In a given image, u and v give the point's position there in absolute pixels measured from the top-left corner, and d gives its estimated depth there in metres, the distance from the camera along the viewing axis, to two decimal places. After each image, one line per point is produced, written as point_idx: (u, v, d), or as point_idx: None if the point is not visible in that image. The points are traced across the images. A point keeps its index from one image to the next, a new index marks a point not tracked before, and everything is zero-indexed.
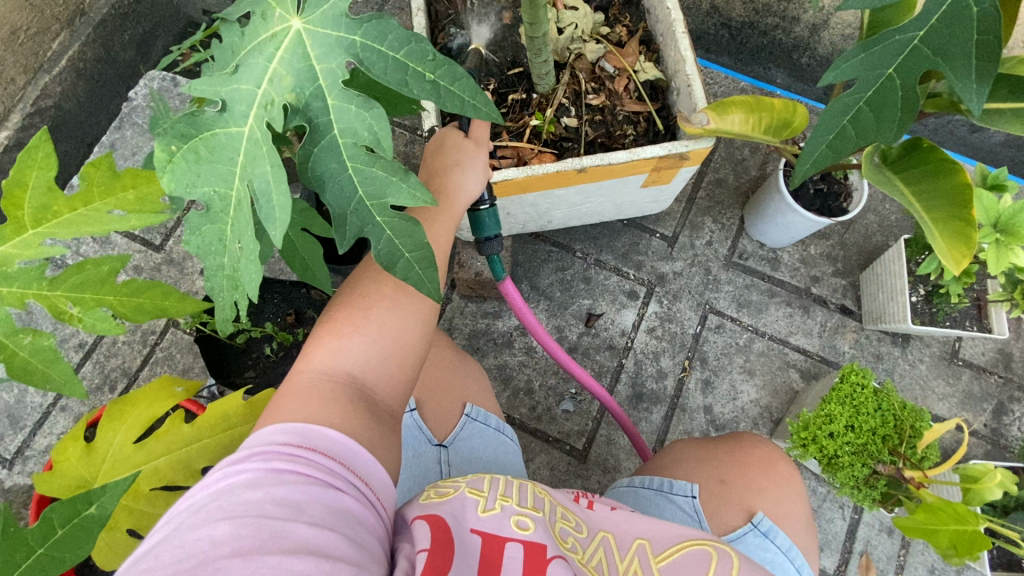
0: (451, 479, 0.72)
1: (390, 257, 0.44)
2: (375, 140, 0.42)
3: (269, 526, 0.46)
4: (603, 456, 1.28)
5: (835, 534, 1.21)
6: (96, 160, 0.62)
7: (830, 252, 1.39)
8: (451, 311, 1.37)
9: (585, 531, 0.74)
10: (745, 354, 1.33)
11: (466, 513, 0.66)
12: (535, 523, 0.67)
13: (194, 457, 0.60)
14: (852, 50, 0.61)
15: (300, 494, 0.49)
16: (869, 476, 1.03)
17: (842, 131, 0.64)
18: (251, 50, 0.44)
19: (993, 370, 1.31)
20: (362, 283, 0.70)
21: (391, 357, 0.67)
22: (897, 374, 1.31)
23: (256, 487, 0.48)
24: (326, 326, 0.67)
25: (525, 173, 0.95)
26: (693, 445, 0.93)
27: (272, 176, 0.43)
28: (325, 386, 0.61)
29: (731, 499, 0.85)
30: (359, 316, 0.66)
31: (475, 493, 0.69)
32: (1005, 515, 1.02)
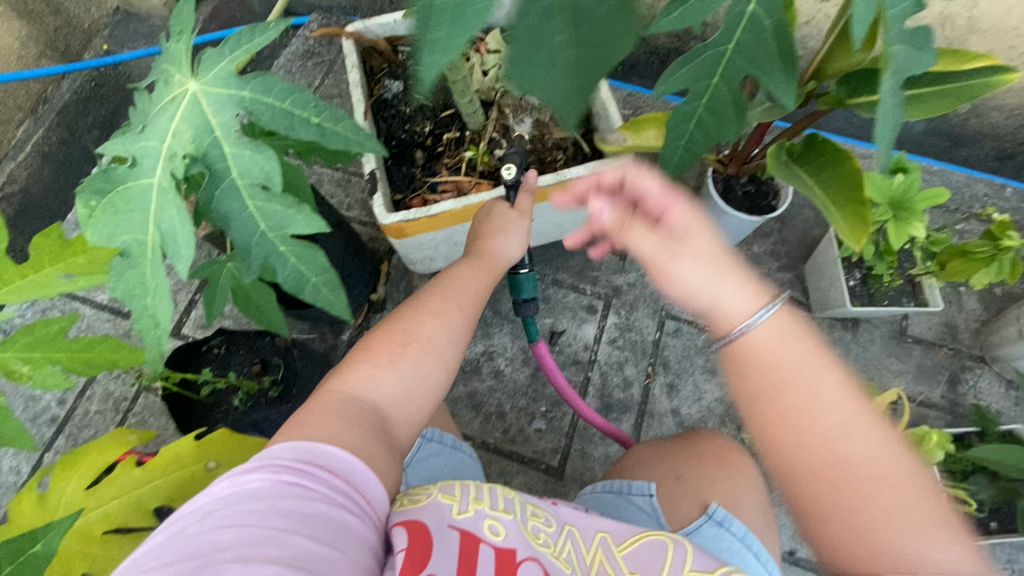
0: (422, 487, 0.72)
1: (297, 283, 0.50)
2: (267, 179, 0.46)
3: (270, 537, 0.52)
4: (579, 471, 1.30)
5: None
6: (47, 229, 0.66)
7: (773, 248, 1.46)
8: None
9: (554, 525, 0.75)
10: (705, 353, 1.37)
11: (443, 513, 0.68)
12: (506, 528, 0.70)
13: (146, 498, 0.62)
14: (674, 64, 0.51)
15: (303, 507, 0.55)
16: None
17: (692, 137, 0.58)
18: (155, 111, 0.49)
19: (941, 343, 1.37)
20: (404, 319, 0.80)
21: (416, 391, 0.75)
22: (852, 357, 1.36)
23: (263, 499, 0.54)
24: (364, 353, 0.75)
25: (461, 204, 1.01)
26: (653, 446, 0.97)
27: (176, 219, 0.48)
28: (354, 406, 0.69)
29: (688, 495, 0.87)
30: (396, 351, 0.75)
31: (449, 497, 0.70)
32: (965, 479, 1.06)
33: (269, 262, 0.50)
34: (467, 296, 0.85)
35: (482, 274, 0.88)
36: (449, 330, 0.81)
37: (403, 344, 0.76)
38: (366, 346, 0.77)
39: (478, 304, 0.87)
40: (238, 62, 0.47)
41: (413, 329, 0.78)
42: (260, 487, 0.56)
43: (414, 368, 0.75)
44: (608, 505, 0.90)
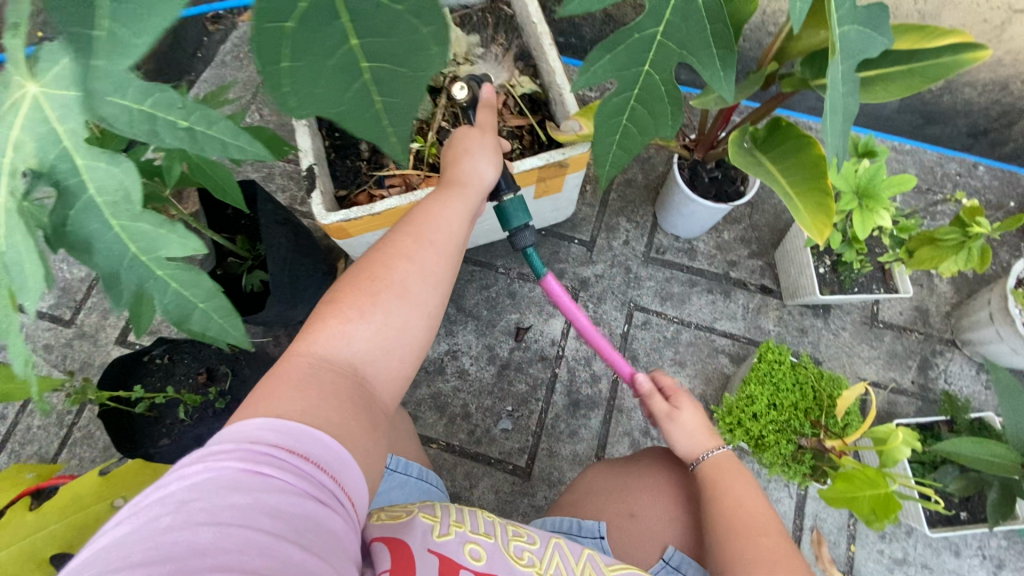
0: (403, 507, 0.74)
1: (181, 309, 0.48)
2: (127, 197, 0.41)
3: (253, 544, 0.45)
4: (547, 470, 1.26)
5: (784, 513, 1.21)
6: None
7: (743, 234, 1.41)
8: None
9: (537, 541, 0.75)
10: (674, 346, 1.34)
11: (423, 535, 0.67)
12: (486, 552, 0.69)
13: (41, 544, 0.56)
14: (593, 52, 0.46)
15: (288, 508, 0.49)
16: (795, 452, 1.03)
17: (626, 132, 0.52)
18: None
19: (912, 328, 1.35)
20: (373, 261, 0.71)
21: (394, 343, 0.69)
22: (823, 345, 1.34)
23: (243, 492, 0.48)
24: (330, 306, 0.67)
25: (406, 201, 0.94)
26: (599, 473, 0.95)
27: (24, 246, 0.42)
28: (326, 367, 0.62)
29: (643, 534, 0.86)
30: (367, 301, 0.67)
31: (430, 518, 0.71)
32: (934, 469, 1.05)
33: (146, 288, 0.46)
34: (449, 232, 0.75)
35: (463, 203, 0.77)
36: (427, 268, 0.72)
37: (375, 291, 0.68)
38: (332, 297, 0.69)
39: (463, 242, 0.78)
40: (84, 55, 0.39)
41: (382, 272, 0.70)
42: (242, 482, 0.48)
43: (389, 318, 0.68)
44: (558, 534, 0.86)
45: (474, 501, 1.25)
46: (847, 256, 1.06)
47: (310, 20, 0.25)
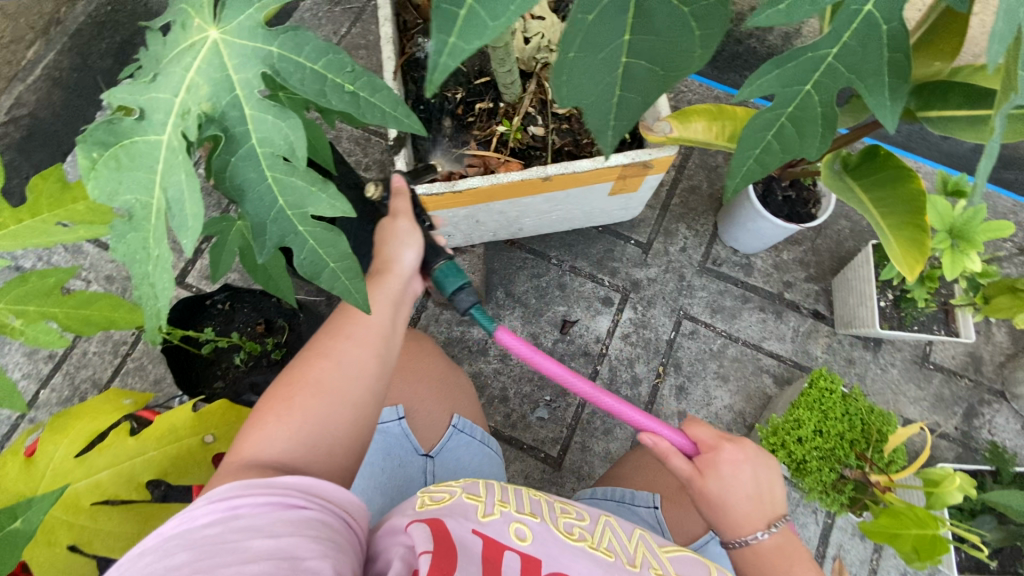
0: (446, 484, 0.73)
1: (313, 267, 0.46)
2: (289, 151, 0.43)
3: (230, 546, 0.49)
4: (578, 464, 1.28)
5: (809, 538, 1.21)
6: (47, 170, 0.61)
7: (803, 257, 1.40)
8: (427, 319, 1.37)
9: (587, 518, 0.74)
10: (718, 359, 1.33)
11: (466, 516, 0.67)
12: (532, 531, 0.68)
13: (138, 469, 0.62)
14: (763, 65, 0.48)
15: (264, 514, 0.53)
16: (836, 481, 1.03)
17: (768, 148, 0.53)
18: (171, 60, 0.45)
19: (963, 373, 1.33)
20: (295, 364, 0.68)
21: (322, 446, 0.64)
22: (869, 378, 1.32)
23: (215, 522, 0.51)
24: (256, 413, 0.65)
25: (487, 182, 0.95)
26: (644, 452, 0.95)
27: (184, 186, 0.44)
28: (248, 475, 0.58)
29: (690, 508, 0.88)
30: (283, 405, 0.63)
31: (473, 498, 0.70)
32: (972, 518, 1.03)
33: (283, 242, 0.47)
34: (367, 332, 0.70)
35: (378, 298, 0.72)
36: (347, 365, 0.67)
37: (293, 393, 0.65)
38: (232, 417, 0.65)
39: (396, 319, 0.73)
40: (266, 16, 0.44)
41: (301, 372, 0.67)
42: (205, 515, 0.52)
43: (308, 421, 0.63)
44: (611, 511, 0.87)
45: None
46: (918, 294, 1.04)
47: (607, 17, 0.38)
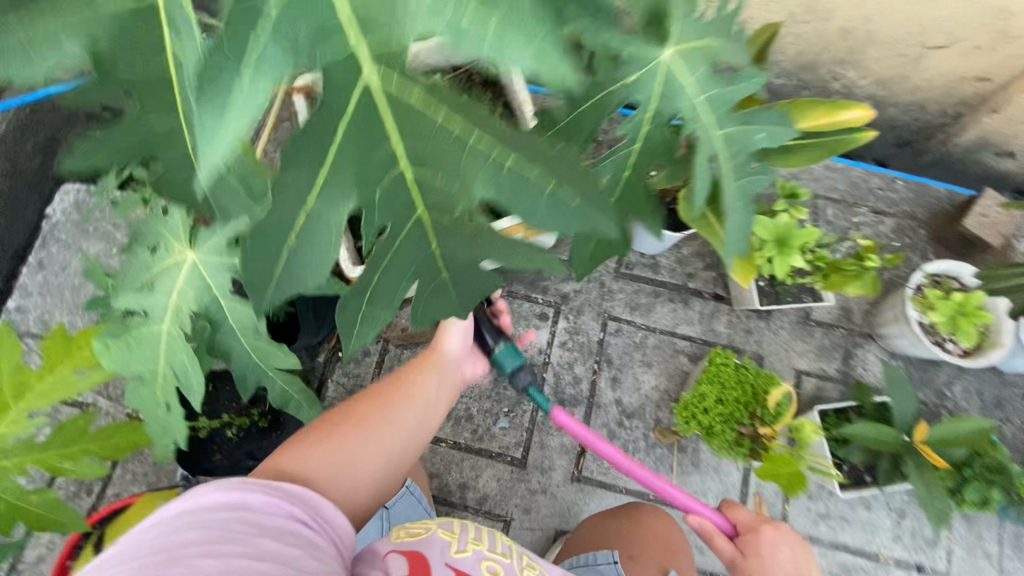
0: (425, 523, 0.97)
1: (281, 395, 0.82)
2: (254, 332, 0.75)
3: (238, 538, 0.68)
4: (539, 459, 1.51)
5: (732, 482, 1.48)
6: (50, 333, 0.75)
7: (699, 250, 1.65)
8: (390, 360, 1.55)
9: (539, 568, 0.99)
10: (642, 349, 1.58)
11: (442, 550, 0.90)
12: (497, 567, 0.92)
13: None
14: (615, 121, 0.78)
15: (266, 521, 0.73)
16: (738, 437, 1.29)
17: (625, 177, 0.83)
18: (162, 276, 0.72)
19: (838, 324, 1.62)
20: (345, 406, 0.99)
21: (354, 475, 0.91)
22: (765, 342, 1.60)
23: (221, 511, 0.71)
24: (304, 434, 0.93)
25: None
26: (602, 523, 1.28)
27: (187, 361, 0.75)
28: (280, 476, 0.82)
29: (640, 563, 1.20)
30: (325, 433, 0.92)
31: (448, 535, 0.94)
32: (844, 446, 1.31)
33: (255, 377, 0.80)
34: (412, 410, 1.02)
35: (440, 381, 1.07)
36: (382, 416, 0.98)
37: (334, 429, 0.93)
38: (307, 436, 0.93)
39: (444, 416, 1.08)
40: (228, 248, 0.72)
41: (347, 412, 0.97)
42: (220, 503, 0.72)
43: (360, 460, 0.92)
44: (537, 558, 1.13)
45: (480, 489, 1.49)
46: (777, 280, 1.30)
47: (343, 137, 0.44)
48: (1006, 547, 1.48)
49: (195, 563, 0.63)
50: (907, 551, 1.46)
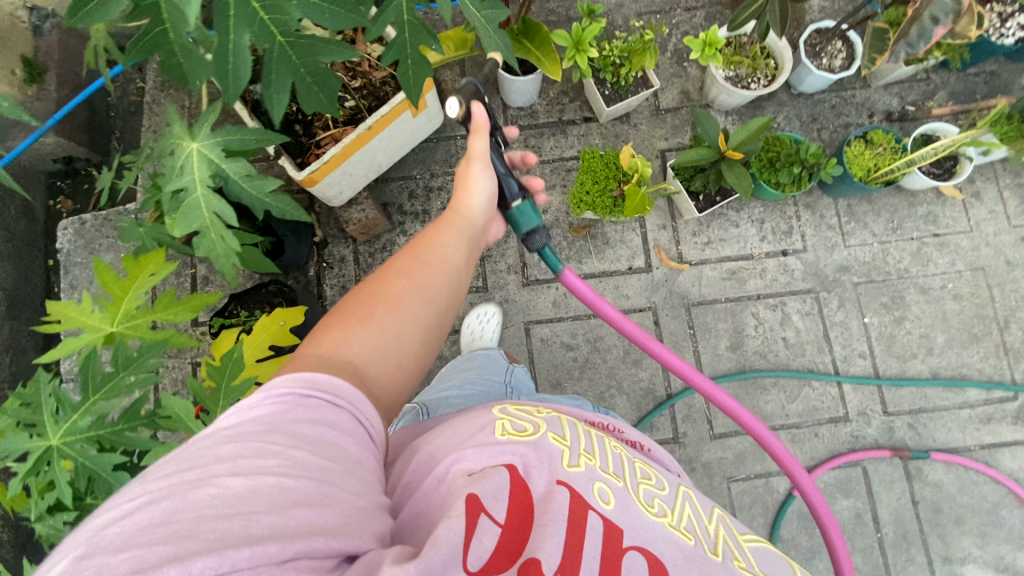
0: (609, 446, 1.03)
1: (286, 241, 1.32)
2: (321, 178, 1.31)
3: (273, 452, 0.68)
4: (497, 280, 1.99)
5: (636, 245, 1.99)
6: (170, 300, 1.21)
7: (562, 88, 2.08)
8: (362, 254, 2.01)
9: (665, 488, 1.01)
10: (544, 177, 2.04)
11: (557, 467, 0.91)
12: (611, 496, 0.89)
13: None
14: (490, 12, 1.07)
15: (304, 459, 0.70)
16: (615, 202, 1.78)
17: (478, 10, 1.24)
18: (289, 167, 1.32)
19: (683, 104, 2.08)
20: (380, 283, 1.07)
21: (392, 362, 0.99)
22: (631, 138, 2.06)
23: (267, 433, 0.71)
24: (376, 307, 1.03)
25: (341, 146, 1.55)
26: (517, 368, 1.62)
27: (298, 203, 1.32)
28: (353, 350, 0.95)
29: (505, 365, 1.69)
30: (401, 293, 1.06)
31: (563, 447, 0.95)
32: (692, 183, 1.79)
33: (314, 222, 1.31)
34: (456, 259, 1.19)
35: (457, 232, 1.24)
36: (431, 265, 1.14)
37: (395, 295, 1.05)
38: (413, 249, 1.16)
39: (453, 278, 1.17)
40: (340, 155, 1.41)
41: (401, 276, 1.09)
42: (263, 414, 0.74)
43: (422, 287, 1.09)
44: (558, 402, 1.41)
45: (460, 315, 1.98)
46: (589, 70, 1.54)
47: None
48: (842, 217, 1.98)
49: (222, 485, 0.63)
50: (772, 244, 1.97)
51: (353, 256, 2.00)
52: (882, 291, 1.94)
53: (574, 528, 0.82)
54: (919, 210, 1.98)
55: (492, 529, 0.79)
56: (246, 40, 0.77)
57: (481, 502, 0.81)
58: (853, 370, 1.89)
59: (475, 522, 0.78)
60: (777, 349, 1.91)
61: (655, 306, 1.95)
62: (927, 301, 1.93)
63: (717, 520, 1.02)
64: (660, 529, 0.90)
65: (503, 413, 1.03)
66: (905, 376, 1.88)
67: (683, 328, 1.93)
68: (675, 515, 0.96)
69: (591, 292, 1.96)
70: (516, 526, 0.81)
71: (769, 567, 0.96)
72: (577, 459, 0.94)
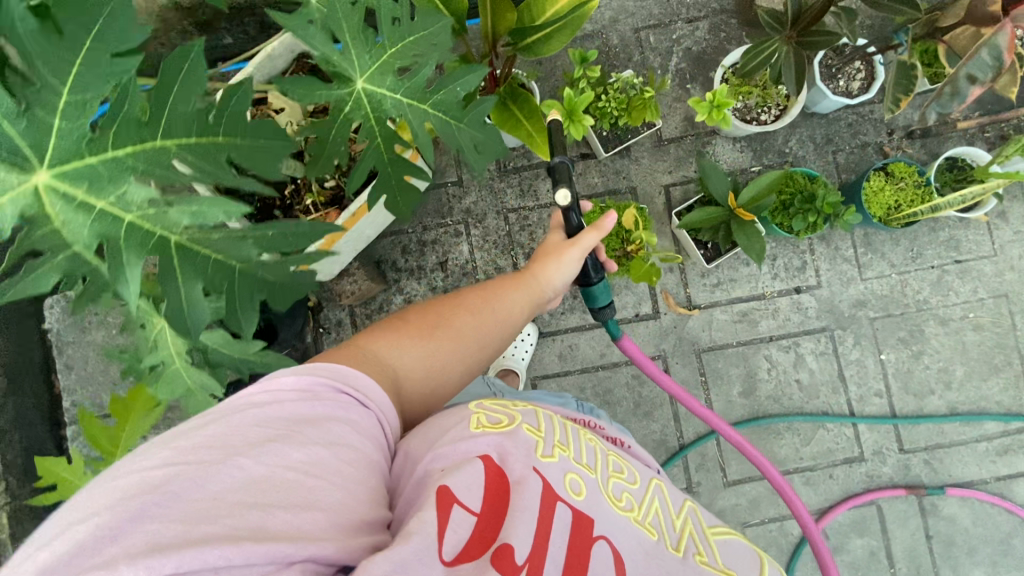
0: (589, 440, 1.07)
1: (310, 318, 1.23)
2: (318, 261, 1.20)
3: (287, 441, 0.76)
4: None
5: (643, 291, 1.90)
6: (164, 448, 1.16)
7: None
8: (358, 317, 1.93)
9: (638, 483, 1.03)
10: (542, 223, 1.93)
11: (531, 456, 0.94)
12: (581, 488, 0.93)
13: None
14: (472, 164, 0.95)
15: (309, 452, 0.76)
16: (620, 260, 1.68)
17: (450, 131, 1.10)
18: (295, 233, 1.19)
19: (687, 132, 1.93)
20: (451, 318, 1.14)
21: (437, 379, 1.09)
22: (633, 174, 1.92)
23: (289, 419, 0.80)
24: (442, 340, 1.11)
25: (325, 237, 1.44)
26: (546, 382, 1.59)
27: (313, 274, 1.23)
28: (405, 369, 1.05)
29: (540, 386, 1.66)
30: (464, 328, 1.14)
31: (537, 438, 0.98)
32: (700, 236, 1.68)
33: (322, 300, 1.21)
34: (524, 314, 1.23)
35: (532, 295, 1.25)
36: (497, 312, 1.19)
37: (457, 332, 1.13)
38: (482, 290, 1.21)
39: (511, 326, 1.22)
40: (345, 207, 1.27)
41: (466, 315, 1.15)
42: (288, 399, 0.82)
43: (484, 330, 1.16)
44: (538, 398, 1.39)
45: None
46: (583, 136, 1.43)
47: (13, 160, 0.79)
48: (859, 248, 1.87)
49: (241, 467, 0.71)
50: (785, 282, 1.88)
51: (350, 321, 1.93)
52: (899, 326, 1.86)
53: (542, 520, 0.86)
54: (940, 237, 1.87)
55: (466, 520, 0.82)
56: (200, 287, 0.80)
57: (455, 493, 0.84)
58: (869, 409, 1.85)
59: (449, 514, 0.81)
60: (790, 392, 1.86)
61: (665, 354, 1.89)
62: (947, 333, 1.86)
63: (688, 513, 1.04)
64: (626, 523, 0.92)
65: (476, 406, 1.05)
66: (922, 413, 1.84)
67: (694, 376, 1.88)
68: (643, 510, 0.98)
69: (597, 344, 1.90)
70: (490, 517, 0.84)
71: (735, 563, 0.98)
72: (551, 450, 0.97)
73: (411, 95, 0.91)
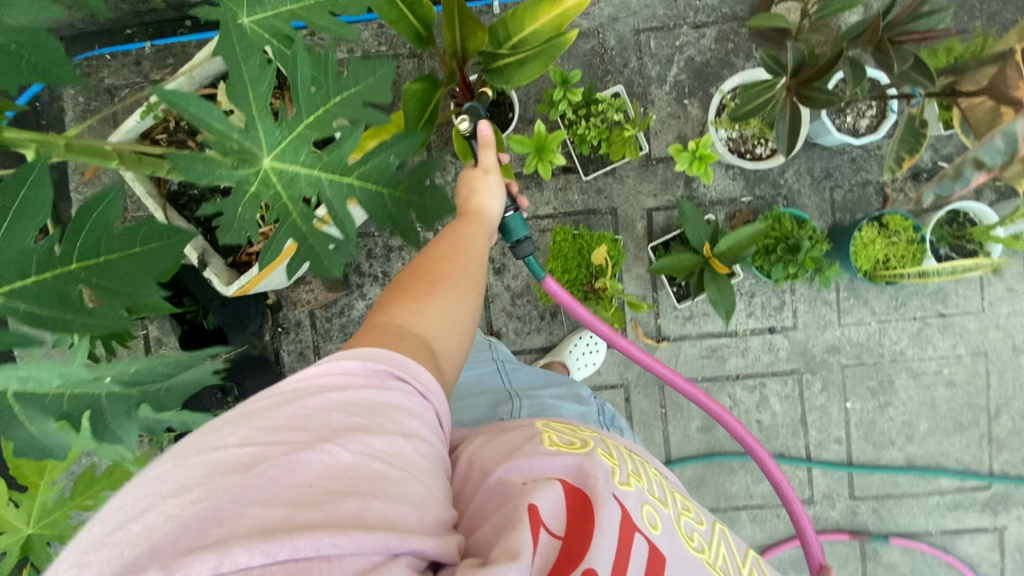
0: (650, 472, 1.05)
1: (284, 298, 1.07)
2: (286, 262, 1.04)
3: (369, 427, 0.74)
4: None
5: None
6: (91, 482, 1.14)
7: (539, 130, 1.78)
8: (320, 320, 1.89)
9: (703, 524, 1.03)
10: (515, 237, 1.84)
11: (608, 481, 0.91)
12: (658, 523, 0.92)
13: None
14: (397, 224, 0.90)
15: (387, 444, 0.74)
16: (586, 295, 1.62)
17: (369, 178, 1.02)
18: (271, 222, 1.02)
19: (677, 153, 1.80)
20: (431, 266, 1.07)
21: (455, 337, 1.02)
22: (615, 194, 1.81)
23: (356, 402, 0.76)
24: (432, 290, 1.03)
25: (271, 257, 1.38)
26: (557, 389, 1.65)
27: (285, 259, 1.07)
28: (420, 333, 0.96)
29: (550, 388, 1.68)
30: (451, 276, 1.07)
31: (611, 464, 0.96)
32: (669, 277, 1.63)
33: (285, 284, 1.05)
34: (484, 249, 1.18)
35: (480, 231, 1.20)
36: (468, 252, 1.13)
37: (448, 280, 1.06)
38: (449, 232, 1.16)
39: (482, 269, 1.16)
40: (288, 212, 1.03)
41: (444, 259, 1.09)
42: (362, 381, 0.79)
43: (466, 269, 1.10)
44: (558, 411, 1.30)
45: None
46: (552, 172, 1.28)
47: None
48: (842, 293, 1.79)
49: (330, 453, 0.69)
50: (760, 321, 1.81)
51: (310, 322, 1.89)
52: (870, 375, 1.82)
53: (623, 545, 0.84)
54: (927, 288, 1.78)
55: (550, 543, 0.79)
56: (52, 421, 0.74)
57: (538, 510, 0.82)
58: (826, 455, 1.84)
59: (536, 535, 0.79)
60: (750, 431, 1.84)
61: (628, 383, 1.85)
62: (918, 386, 1.81)
63: (748, 559, 1.07)
64: (700, 565, 0.92)
65: (545, 428, 1.05)
66: (879, 463, 1.83)
67: (655, 407, 1.85)
68: (712, 551, 0.99)
69: None
70: (573, 539, 0.81)
71: None
72: (627, 478, 0.95)
73: (333, 165, 0.86)
